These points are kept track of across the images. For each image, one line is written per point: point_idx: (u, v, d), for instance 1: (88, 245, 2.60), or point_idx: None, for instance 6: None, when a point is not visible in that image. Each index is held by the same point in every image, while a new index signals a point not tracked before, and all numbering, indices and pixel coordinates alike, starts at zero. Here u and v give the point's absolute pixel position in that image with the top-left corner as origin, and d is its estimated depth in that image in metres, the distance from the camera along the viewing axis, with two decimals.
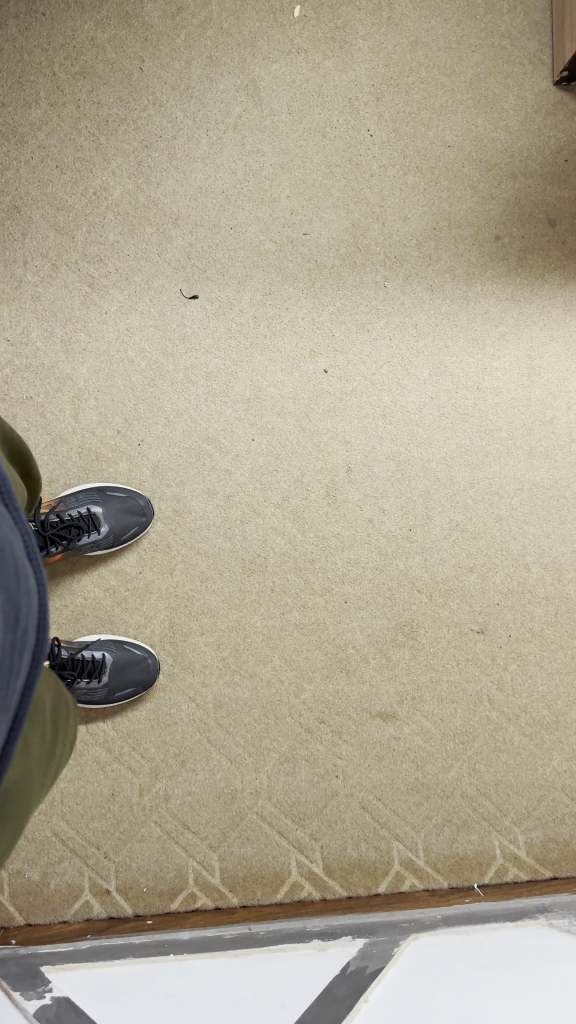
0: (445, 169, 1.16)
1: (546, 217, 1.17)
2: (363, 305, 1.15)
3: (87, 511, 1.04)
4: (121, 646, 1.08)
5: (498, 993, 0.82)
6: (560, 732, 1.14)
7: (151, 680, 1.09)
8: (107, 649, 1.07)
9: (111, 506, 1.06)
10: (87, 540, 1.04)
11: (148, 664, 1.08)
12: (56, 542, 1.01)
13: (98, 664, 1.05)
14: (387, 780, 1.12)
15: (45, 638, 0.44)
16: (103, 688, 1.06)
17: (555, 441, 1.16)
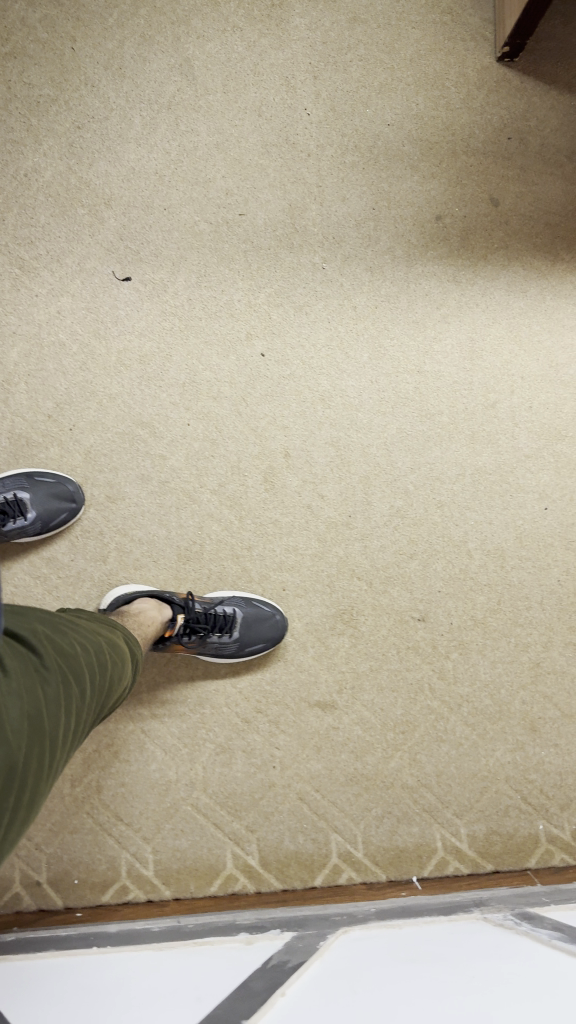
0: (385, 148, 1.13)
1: (489, 196, 1.14)
2: (301, 286, 1.12)
3: (15, 496, 1.03)
4: (250, 603, 1.09)
5: (418, 991, 0.80)
6: (504, 722, 1.12)
7: (281, 638, 1.09)
8: (237, 605, 1.08)
9: (40, 491, 1.04)
10: (14, 525, 1.03)
11: (276, 622, 1.09)
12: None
13: (229, 618, 1.06)
14: (326, 771, 1.10)
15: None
16: (234, 642, 1.06)
17: (497, 425, 1.14)
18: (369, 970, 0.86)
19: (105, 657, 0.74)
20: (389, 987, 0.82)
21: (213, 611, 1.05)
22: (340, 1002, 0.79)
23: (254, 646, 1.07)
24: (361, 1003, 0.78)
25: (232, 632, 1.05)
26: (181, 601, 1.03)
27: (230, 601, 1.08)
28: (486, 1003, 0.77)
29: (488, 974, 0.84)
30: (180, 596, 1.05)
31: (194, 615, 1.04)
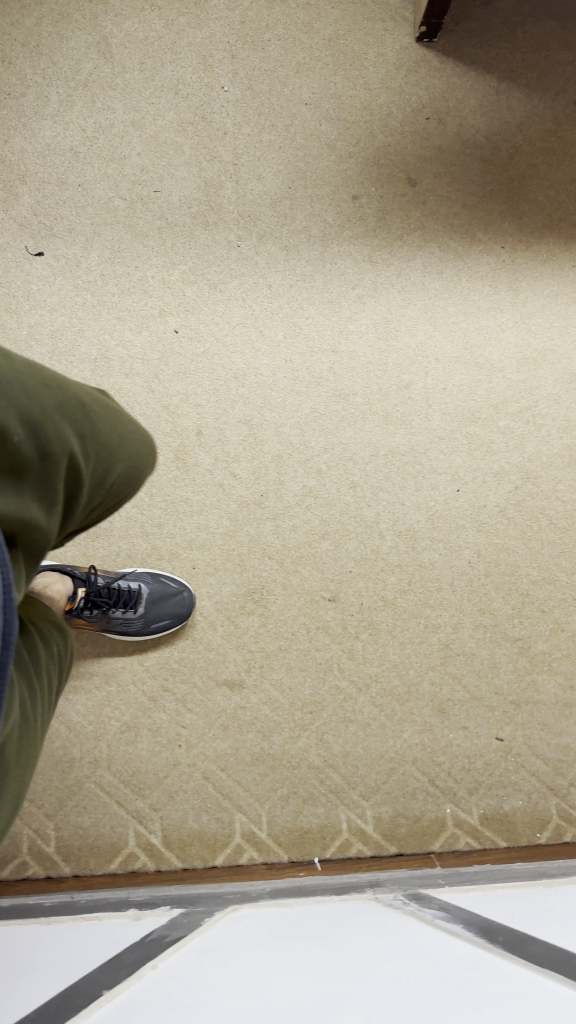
0: (301, 127, 1.13)
1: (406, 176, 1.14)
2: (216, 264, 1.12)
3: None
4: (156, 579, 1.08)
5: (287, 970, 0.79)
6: (412, 704, 1.11)
7: (188, 613, 1.08)
8: (143, 581, 1.07)
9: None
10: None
11: (183, 597, 1.08)
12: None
13: (133, 595, 1.05)
14: (232, 750, 1.09)
15: (12, 618, 0.41)
16: (139, 618, 1.06)
17: (411, 407, 1.14)
18: (246, 948, 0.85)
19: (53, 625, 0.67)
20: (261, 966, 0.80)
21: (117, 588, 1.04)
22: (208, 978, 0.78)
23: (159, 622, 1.08)
24: (225, 979, 0.77)
25: (136, 610, 1.05)
26: (84, 577, 1.02)
27: (138, 576, 1.08)
28: (352, 982, 0.75)
29: (363, 957, 0.82)
30: (83, 572, 1.04)
31: (96, 592, 1.02)
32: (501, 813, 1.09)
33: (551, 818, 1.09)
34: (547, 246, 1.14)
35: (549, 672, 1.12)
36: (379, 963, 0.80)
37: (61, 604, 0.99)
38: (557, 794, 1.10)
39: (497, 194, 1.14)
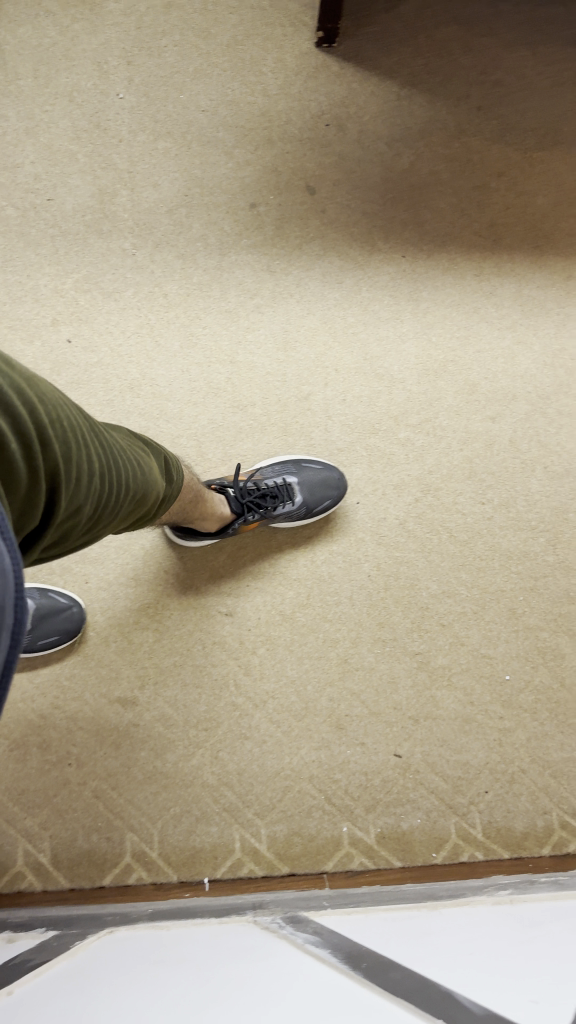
0: (198, 134, 1.12)
1: (305, 183, 1.12)
2: (110, 272, 1.10)
3: (283, 482, 1.06)
4: (45, 593, 1.06)
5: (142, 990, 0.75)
6: (309, 720, 1.09)
7: (75, 625, 1.08)
8: (30, 596, 1.05)
9: (308, 479, 1.07)
10: (282, 510, 1.06)
11: (68, 611, 1.07)
12: (253, 509, 1.03)
13: None
14: (124, 768, 1.07)
15: (23, 616, 0.34)
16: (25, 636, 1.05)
17: (310, 419, 1.11)
18: (110, 970, 0.82)
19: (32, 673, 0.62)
20: (121, 989, 0.76)
21: None
22: (65, 998, 0.74)
23: (48, 640, 1.06)
24: (80, 1002, 0.72)
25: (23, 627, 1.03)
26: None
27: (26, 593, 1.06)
28: (207, 1004, 0.71)
29: (229, 977, 0.79)
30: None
31: None
32: (398, 832, 1.07)
33: (450, 837, 1.07)
34: (449, 255, 1.12)
35: (449, 688, 1.10)
36: (240, 982, 0.77)
37: None
38: (456, 812, 1.08)
39: (399, 201, 1.12)
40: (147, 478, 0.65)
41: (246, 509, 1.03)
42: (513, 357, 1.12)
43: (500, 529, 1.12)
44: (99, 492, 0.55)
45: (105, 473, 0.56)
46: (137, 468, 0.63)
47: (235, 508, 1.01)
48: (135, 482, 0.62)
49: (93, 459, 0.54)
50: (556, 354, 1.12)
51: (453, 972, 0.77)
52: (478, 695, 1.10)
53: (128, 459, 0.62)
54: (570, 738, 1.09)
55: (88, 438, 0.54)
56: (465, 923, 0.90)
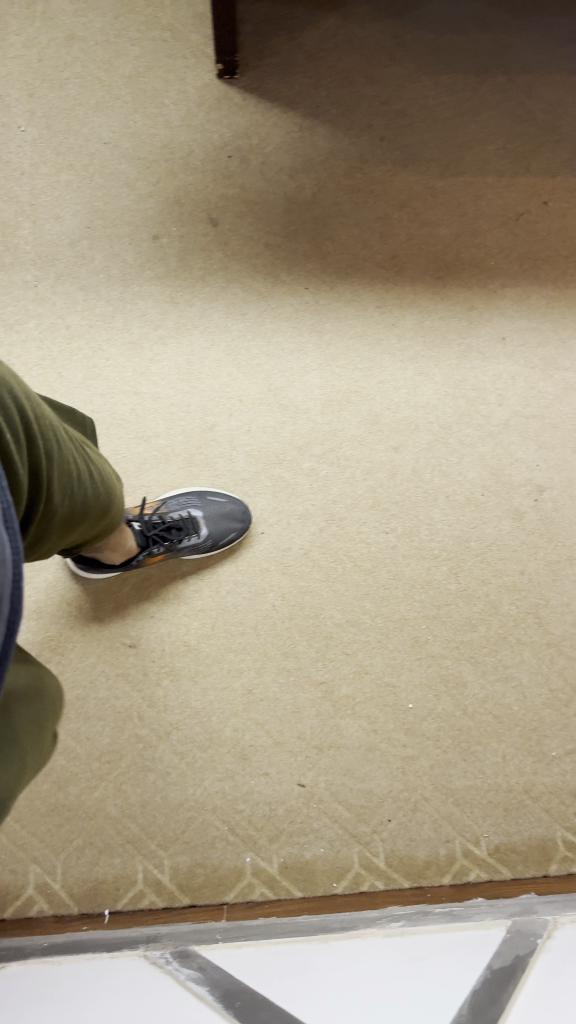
0: (100, 166, 1.12)
1: (208, 215, 1.11)
2: (12, 305, 1.09)
3: (188, 514, 1.05)
4: None
5: None
6: (213, 752, 1.10)
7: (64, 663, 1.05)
8: None
9: (213, 511, 1.07)
10: (188, 543, 1.05)
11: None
12: (158, 542, 1.02)
13: None
14: (26, 802, 1.07)
15: (19, 606, 0.39)
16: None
17: (215, 449, 1.10)
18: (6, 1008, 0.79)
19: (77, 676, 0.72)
20: None
21: None
22: None
23: None
24: None
25: None
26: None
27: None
28: None
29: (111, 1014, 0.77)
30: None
31: None
32: (301, 861, 1.07)
33: (353, 866, 1.07)
34: (352, 286, 1.12)
35: (353, 717, 1.11)
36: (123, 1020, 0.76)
37: None
38: (359, 841, 1.08)
39: (301, 233, 1.12)
40: (112, 478, 0.68)
41: (151, 541, 1.01)
42: (415, 388, 1.13)
43: (403, 558, 1.12)
44: (73, 490, 0.58)
45: (81, 476, 0.59)
46: (104, 477, 0.66)
47: (139, 540, 1.00)
48: (103, 487, 0.65)
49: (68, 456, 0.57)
50: (458, 384, 1.13)
51: (329, 1010, 0.78)
52: (382, 723, 1.11)
53: (95, 466, 0.65)
54: (472, 766, 1.10)
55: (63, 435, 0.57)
56: (351, 958, 0.91)
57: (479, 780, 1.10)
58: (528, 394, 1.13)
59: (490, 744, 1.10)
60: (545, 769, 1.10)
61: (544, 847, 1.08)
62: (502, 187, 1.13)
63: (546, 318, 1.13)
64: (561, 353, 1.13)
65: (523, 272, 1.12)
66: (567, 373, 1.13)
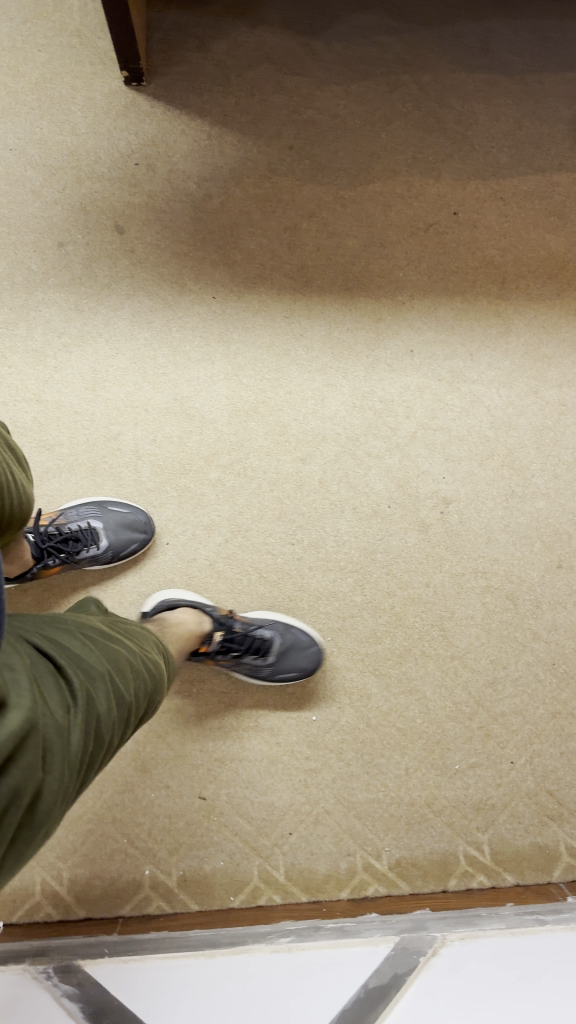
0: (5, 172, 1.11)
1: (114, 222, 1.10)
2: None
3: (87, 524, 1.03)
4: None
5: None
6: (114, 763, 1.09)
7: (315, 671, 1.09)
8: None
9: (112, 520, 1.04)
10: (86, 553, 1.04)
11: (314, 653, 1.08)
12: (53, 554, 1.00)
13: None
14: None
15: None
16: (268, 665, 1.06)
17: (120, 459, 1.09)
18: None
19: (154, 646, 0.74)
20: None
21: None
22: None
23: None
24: None
25: None
26: (222, 619, 1.02)
27: (270, 623, 1.07)
28: None
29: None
30: (218, 611, 1.04)
31: None
32: (200, 875, 1.06)
33: (252, 879, 1.06)
34: (260, 295, 1.11)
35: (257, 730, 1.10)
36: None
37: (200, 641, 0.97)
38: (260, 854, 1.07)
39: (209, 240, 1.11)
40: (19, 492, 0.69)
41: (46, 554, 1.00)
42: (323, 399, 1.12)
43: (310, 570, 1.12)
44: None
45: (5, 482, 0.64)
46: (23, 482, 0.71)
47: (34, 553, 0.99)
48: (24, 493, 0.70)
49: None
50: (365, 396, 1.12)
51: None
52: (285, 736, 1.10)
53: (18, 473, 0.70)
54: (375, 779, 1.10)
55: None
56: (238, 976, 0.89)
57: (382, 793, 1.09)
58: (435, 407, 1.12)
59: (394, 756, 1.10)
60: (448, 782, 1.10)
61: (444, 861, 1.08)
62: (412, 197, 1.12)
63: (455, 330, 1.12)
64: (469, 365, 1.12)
65: (432, 284, 1.12)
66: (475, 385, 1.12)
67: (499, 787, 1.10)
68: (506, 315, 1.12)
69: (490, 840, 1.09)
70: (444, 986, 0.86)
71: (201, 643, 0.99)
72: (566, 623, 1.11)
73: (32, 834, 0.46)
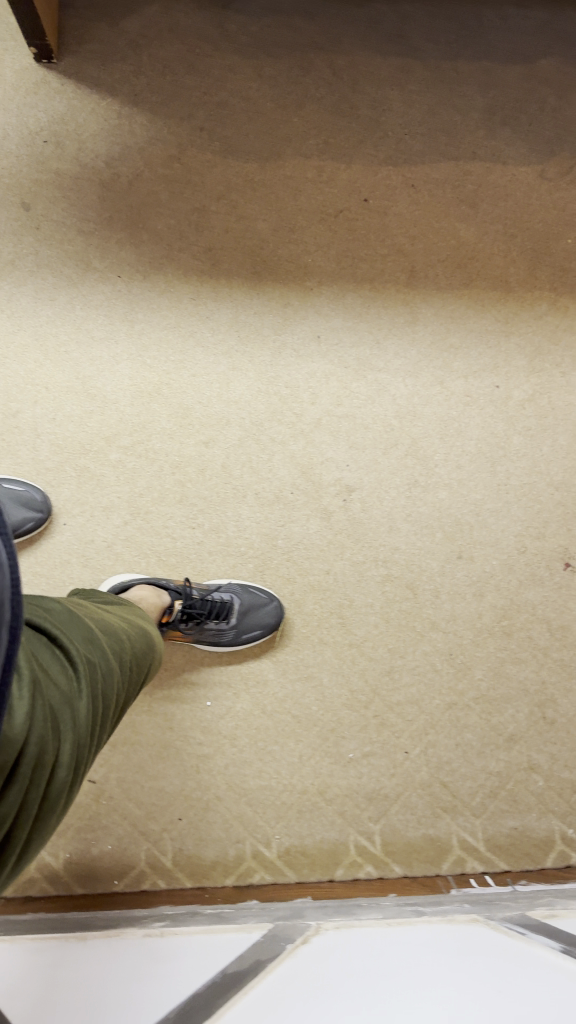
0: None
1: (21, 199, 1.09)
2: None
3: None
4: None
5: None
6: None
7: (279, 627, 1.08)
8: None
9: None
10: None
11: (275, 609, 1.08)
12: None
13: None
14: None
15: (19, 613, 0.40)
16: (231, 629, 1.06)
17: (19, 437, 1.07)
18: None
19: (142, 624, 0.75)
20: None
21: None
22: None
23: None
24: None
25: None
26: (180, 590, 1.02)
27: (227, 588, 1.07)
28: None
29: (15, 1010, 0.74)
30: (177, 583, 1.04)
31: None
32: (86, 858, 1.05)
33: (139, 863, 1.05)
34: (166, 277, 1.10)
35: (151, 714, 1.10)
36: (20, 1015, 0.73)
37: (162, 615, 0.98)
38: (147, 839, 1.06)
39: (116, 220, 1.10)
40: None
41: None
42: (228, 383, 1.11)
43: (209, 554, 1.10)
44: None
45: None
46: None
47: None
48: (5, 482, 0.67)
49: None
50: (271, 381, 1.11)
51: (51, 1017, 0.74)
52: (179, 721, 1.09)
53: None
54: (268, 767, 1.08)
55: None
56: (106, 955, 0.88)
57: (274, 780, 1.08)
58: (341, 394, 1.12)
59: (287, 744, 1.09)
60: (341, 771, 1.09)
61: (333, 850, 1.07)
62: (323, 181, 1.11)
63: (363, 317, 1.12)
64: (376, 353, 1.12)
65: (340, 270, 1.11)
66: (381, 374, 1.12)
67: (393, 777, 1.09)
68: (414, 304, 1.12)
69: (382, 831, 1.07)
70: (308, 970, 0.84)
71: (163, 615, 1.00)
72: (464, 614, 1.11)
73: (53, 804, 0.46)
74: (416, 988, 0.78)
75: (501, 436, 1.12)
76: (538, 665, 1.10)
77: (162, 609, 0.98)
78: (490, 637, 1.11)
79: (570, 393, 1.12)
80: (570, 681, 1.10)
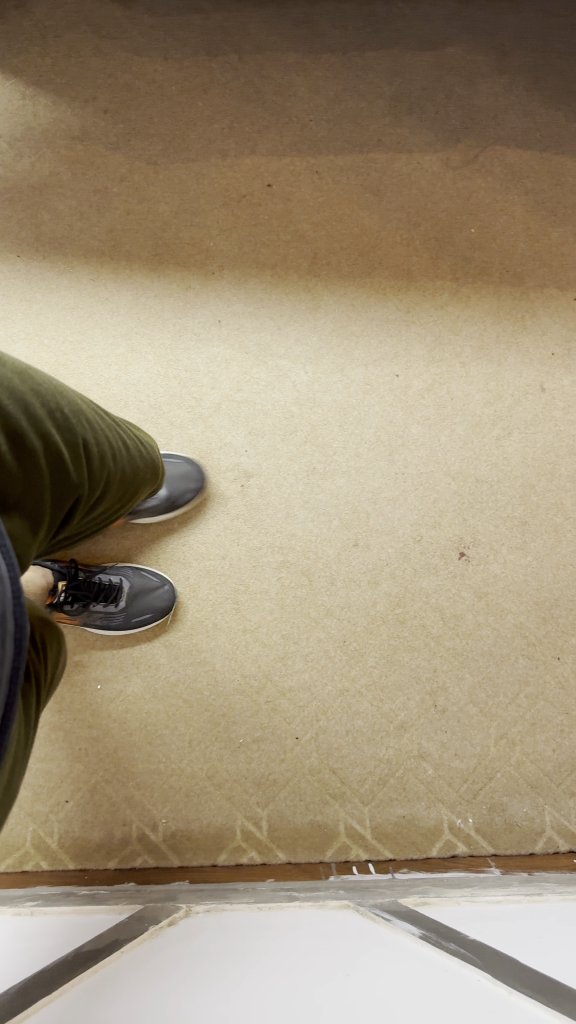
0: None
1: None
2: None
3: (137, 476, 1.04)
4: None
5: None
6: None
7: (169, 613, 1.09)
8: None
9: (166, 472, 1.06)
10: None
11: (166, 595, 1.09)
12: None
13: None
14: None
15: (22, 620, 0.41)
16: (120, 613, 1.06)
17: None
18: None
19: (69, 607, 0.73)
20: None
21: None
22: None
23: None
24: None
25: None
26: (64, 570, 1.00)
27: (118, 572, 1.07)
28: None
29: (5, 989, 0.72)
30: (63, 564, 1.03)
31: None
32: None
33: (24, 844, 1.04)
34: (66, 257, 1.10)
35: None
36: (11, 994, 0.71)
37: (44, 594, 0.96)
38: (34, 820, 1.05)
39: (18, 201, 1.10)
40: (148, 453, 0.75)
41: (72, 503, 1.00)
42: (127, 365, 1.09)
43: (104, 537, 1.12)
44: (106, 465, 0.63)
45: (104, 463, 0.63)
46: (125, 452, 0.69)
47: None
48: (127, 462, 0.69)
49: (57, 431, 0.55)
50: (171, 365, 1.10)
51: None
52: (68, 703, 1.09)
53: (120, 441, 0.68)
54: (157, 750, 1.08)
55: (45, 402, 0.54)
56: None
57: (163, 764, 1.08)
58: (241, 380, 1.11)
59: (177, 729, 1.08)
60: (231, 756, 1.08)
61: (219, 835, 1.06)
62: (227, 166, 1.12)
63: (264, 303, 1.11)
64: (276, 339, 1.11)
65: (242, 255, 1.11)
66: (281, 361, 1.11)
67: (283, 763, 1.08)
68: (316, 291, 1.12)
69: (270, 817, 1.06)
70: (166, 948, 0.83)
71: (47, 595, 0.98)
72: (359, 602, 1.11)
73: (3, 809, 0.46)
74: (267, 973, 0.76)
75: (400, 424, 1.12)
76: (430, 654, 1.10)
77: (45, 587, 0.97)
78: (383, 624, 1.11)
79: (470, 382, 1.12)
80: (462, 669, 1.10)
